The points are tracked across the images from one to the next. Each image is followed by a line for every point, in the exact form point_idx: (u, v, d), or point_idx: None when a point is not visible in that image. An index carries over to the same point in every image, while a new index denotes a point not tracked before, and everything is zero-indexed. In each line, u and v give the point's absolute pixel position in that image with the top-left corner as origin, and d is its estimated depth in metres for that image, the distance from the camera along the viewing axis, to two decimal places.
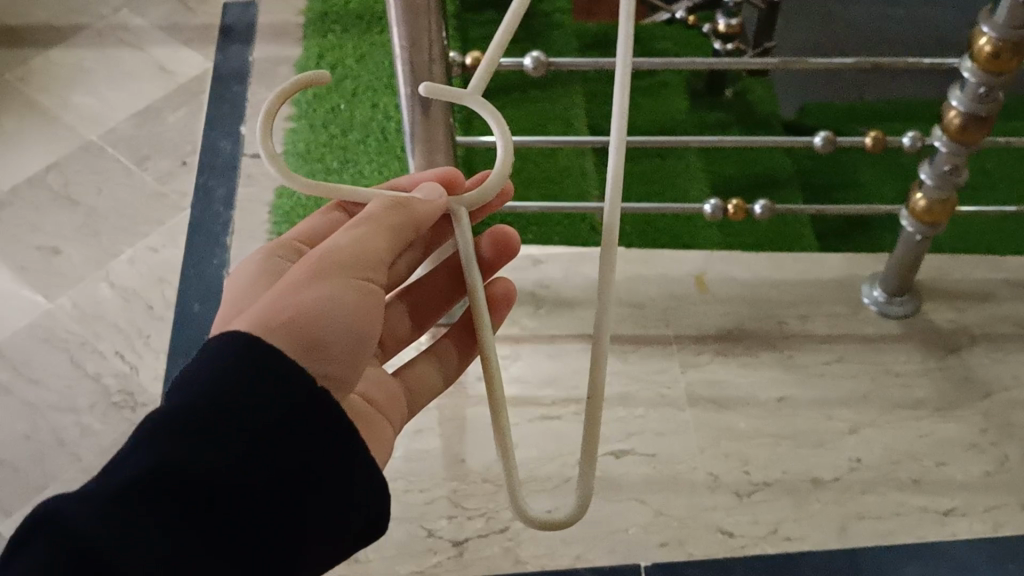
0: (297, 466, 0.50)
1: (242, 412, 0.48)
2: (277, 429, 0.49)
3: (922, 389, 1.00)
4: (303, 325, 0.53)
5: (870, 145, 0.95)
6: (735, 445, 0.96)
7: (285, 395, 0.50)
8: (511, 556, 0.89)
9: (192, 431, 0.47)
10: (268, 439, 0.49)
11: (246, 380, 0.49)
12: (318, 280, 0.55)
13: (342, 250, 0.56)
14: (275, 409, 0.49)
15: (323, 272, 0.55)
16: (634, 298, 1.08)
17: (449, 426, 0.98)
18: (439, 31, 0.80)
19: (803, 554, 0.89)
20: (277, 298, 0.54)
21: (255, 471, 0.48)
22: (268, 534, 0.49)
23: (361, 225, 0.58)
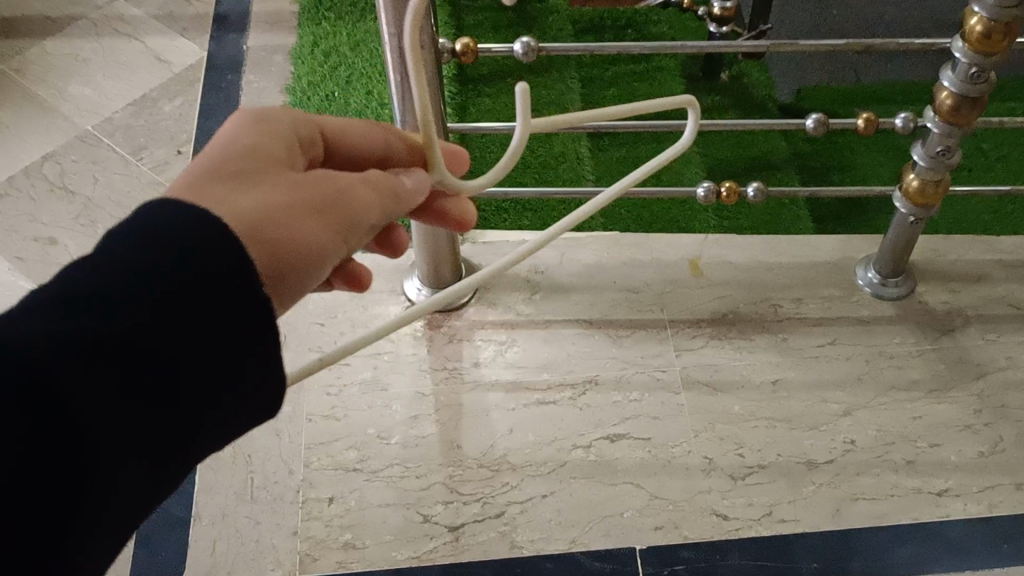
0: (226, 337, 0.40)
1: (175, 263, 0.38)
2: (212, 292, 0.39)
3: (917, 370, 1.00)
4: (275, 259, 0.44)
5: (862, 127, 0.95)
6: (730, 428, 0.97)
7: (228, 259, 0.40)
8: (507, 541, 0.90)
9: (114, 280, 0.37)
10: (201, 305, 0.39)
11: (186, 233, 0.39)
12: (312, 218, 0.46)
13: (348, 198, 0.47)
14: (213, 268, 0.39)
15: (322, 211, 0.46)
16: (629, 282, 1.08)
17: (445, 412, 0.98)
18: (426, 17, 0.81)
19: (798, 536, 0.90)
20: (267, 212, 0.44)
21: (180, 339, 0.38)
22: (188, 408, 0.39)
23: (375, 181, 0.49)
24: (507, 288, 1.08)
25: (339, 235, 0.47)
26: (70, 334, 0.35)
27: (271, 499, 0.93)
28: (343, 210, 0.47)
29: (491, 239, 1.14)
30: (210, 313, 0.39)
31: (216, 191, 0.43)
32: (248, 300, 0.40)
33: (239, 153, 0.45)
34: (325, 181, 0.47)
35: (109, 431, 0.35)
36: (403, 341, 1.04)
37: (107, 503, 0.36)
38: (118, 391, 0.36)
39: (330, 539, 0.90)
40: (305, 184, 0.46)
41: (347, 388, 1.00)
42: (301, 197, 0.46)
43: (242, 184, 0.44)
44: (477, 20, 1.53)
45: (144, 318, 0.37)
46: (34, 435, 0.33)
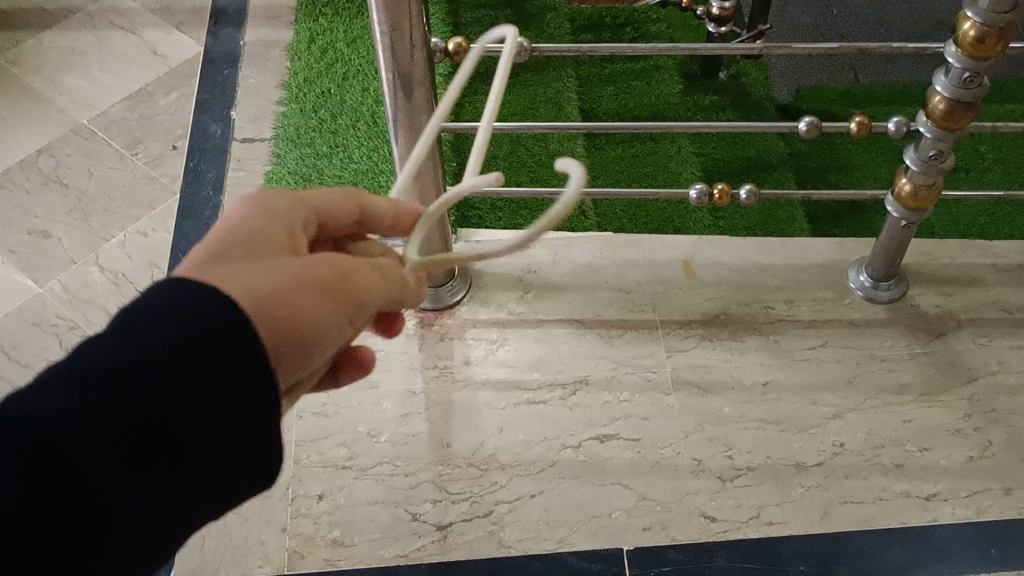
0: (228, 411, 0.44)
1: (182, 345, 0.42)
2: (215, 371, 0.43)
3: (907, 373, 1.00)
4: (278, 338, 0.46)
5: (855, 130, 0.94)
6: (720, 429, 0.97)
7: (232, 341, 0.44)
8: (495, 540, 0.90)
9: (129, 359, 0.41)
10: (206, 382, 0.43)
11: (194, 313, 0.43)
12: (319, 296, 0.47)
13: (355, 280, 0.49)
14: (219, 349, 0.43)
15: (328, 291, 0.48)
16: (622, 282, 1.08)
17: (435, 410, 0.98)
18: (419, 17, 0.80)
19: (785, 538, 0.90)
20: (272, 290, 0.46)
21: (186, 414, 0.43)
22: (199, 473, 0.44)
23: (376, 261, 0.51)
24: (499, 287, 1.08)
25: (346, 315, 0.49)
26: (88, 414, 0.39)
27: (260, 496, 0.93)
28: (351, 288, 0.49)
29: (485, 238, 1.14)
30: (213, 391, 0.43)
31: (219, 273, 0.46)
32: (248, 379, 0.44)
33: (246, 238, 0.48)
34: (329, 261, 0.49)
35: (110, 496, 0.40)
36: (395, 339, 1.04)
37: (112, 559, 0.41)
38: (121, 462, 0.40)
39: (318, 537, 0.90)
40: (314, 263, 0.48)
41: (338, 385, 1.00)
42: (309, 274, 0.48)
43: (245, 265, 0.47)
44: (476, 17, 1.52)
45: (152, 395, 0.41)
46: (44, 504, 0.38)
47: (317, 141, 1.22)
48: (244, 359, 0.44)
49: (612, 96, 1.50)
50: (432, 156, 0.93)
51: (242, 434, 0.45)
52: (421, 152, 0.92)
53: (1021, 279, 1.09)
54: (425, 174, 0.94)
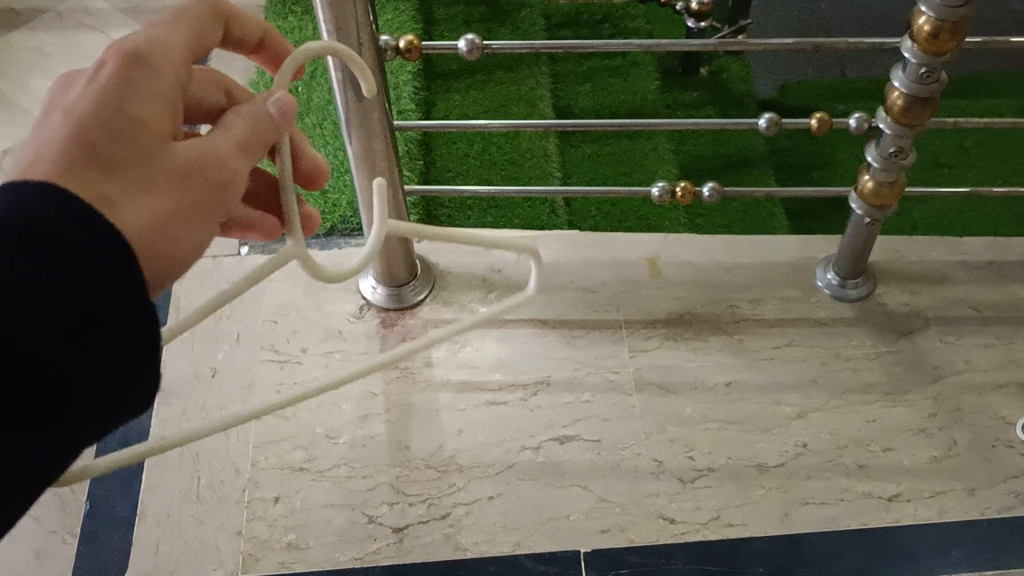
0: (87, 324, 0.41)
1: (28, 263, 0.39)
2: (78, 284, 0.40)
3: (872, 372, 0.99)
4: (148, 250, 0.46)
5: (815, 127, 0.92)
6: (681, 431, 0.96)
7: (83, 248, 0.41)
8: (451, 543, 0.89)
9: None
10: (56, 295, 0.40)
11: (38, 218, 0.40)
12: (196, 213, 0.48)
13: (231, 188, 0.49)
14: (67, 260, 0.40)
15: (203, 209, 0.48)
16: (586, 282, 1.07)
17: (394, 412, 0.98)
18: (365, 17, 0.80)
19: (745, 540, 0.89)
20: (155, 218, 0.46)
21: (42, 333, 0.39)
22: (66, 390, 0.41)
23: (252, 156, 0.50)
24: (461, 287, 1.07)
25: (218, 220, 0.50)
26: None
27: (216, 499, 0.92)
28: (226, 197, 0.49)
29: (449, 237, 1.13)
30: (66, 305, 0.40)
31: (101, 188, 0.44)
32: (107, 290, 0.42)
33: (128, 130, 0.45)
34: (210, 171, 0.48)
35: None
36: (357, 340, 1.03)
37: None
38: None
39: (273, 540, 0.90)
40: (194, 174, 0.47)
41: (298, 387, 0.99)
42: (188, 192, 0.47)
43: (128, 179, 0.45)
44: (449, 15, 1.51)
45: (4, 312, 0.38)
46: None
47: None
48: (110, 270, 0.42)
49: (589, 93, 1.49)
50: (387, 157, 0.92)
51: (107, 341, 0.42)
52: (376, 154, 0.91)
53: (990, 277, 1.07)
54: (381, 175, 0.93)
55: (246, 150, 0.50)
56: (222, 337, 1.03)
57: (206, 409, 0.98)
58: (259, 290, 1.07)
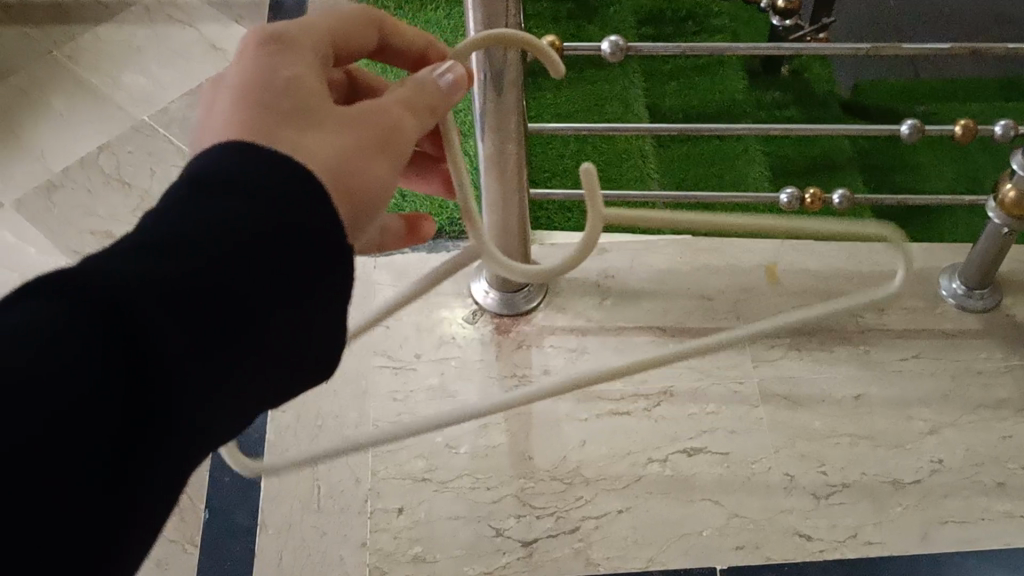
0: (286, 277, 0.44)
1: (219, 208, 0.42)
2: (282, 235, 0.43)
3: (1005, 387, 0.97)
4: (345, 193, 0.48)
5: (960, 135, 0.89)
6: (811, 445, 0.93)
7: (283, 204, 0.44)
8: (582, 558, 0.87)
9: (170, 234, 0.41)
10: (263, 246, 0.43)
11: (241, 178, 0.43)
12: (376, 149, 0.50)
13: (403, 128, 0.52)
14: (269, 212, 0.43)
15: (382, 145, 0.51)
16: (703, 289, 1.05)
17: (515, 420, 0.95)
18: (515, 17, 0.77)
19: (885, 559, 0.86)
20: (339, 152, 0.48)
21: (245, 269, 0.42)
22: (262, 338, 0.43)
23: (419, 104, 0.53)
24: (576, 293, 1.04)
25: (398, 159, 0.52)
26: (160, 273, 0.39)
27: (337, 509, 0.90)
28: (399, 136, 0.52)
29: (560, 242, 1.11)
30: (268, 256, 0.43)
31: (284, 135, 0.47)
32: (298, 240, 0.44)
33: (291, 87, 0.49)
34: (377, 113, 0.51)
35: (196, 361, 0.39)
36: (471, 346, 1.00)
37: (190, 429, 0.40)
38: (198, 332, 0.40)
39: (399, 553, 0.87)
40: (364, 117, 0.51)
41: (414, 395, 0.97)
42: (364, 129, 0.50)
43: (307, 122, 0.48)
44: (537, 12, 1.49)
45: (205, 262, 0.41)
46: (119, 363, 0.37)
47: None
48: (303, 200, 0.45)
49: (675, 92, 1.46)
50: (518, 160, 0.89)
51: (302, 293, 0.45)
52: (507, 156, 0.88)
53: None
54: (509, 178, 0.90)
55: (410, 104, 0.53)
56: None
57: (321, 418, 0.96)
58: (367, 293, 1.05)
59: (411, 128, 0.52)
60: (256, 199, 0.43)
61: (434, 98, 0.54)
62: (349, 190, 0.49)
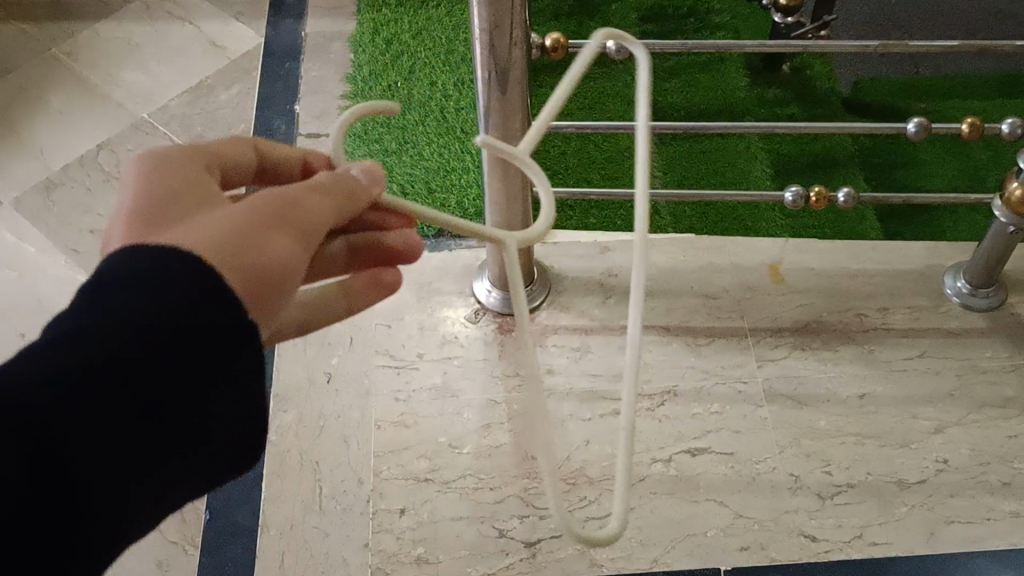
0: (213, 366, 0.42)
1: (142, 298, 0.39)
2: (206, 330, 0.41)
3: (1011, 386, 0.96)
4: (245, 272, 0.43)
5: (967, 132, 0.88)
6: (816, 444, 0.93)
7: (207, 300, 0.41)
8: (587, 558, 0.86)
9: (94, 328, 0.38)
10: (192, 339, 0.41)
11: (161, 270, 0.40)
12: (270, 228, 0.45)
13: (306, 207, 0.47)
14: (196, 308, 0.40)
15: (277, 224, 0.46)
16: (706, 288, 1.04)
17: (518, 420, 0.95)
18: (521, 12, 0.76)
19: (891, 559, 0.86)
20: (217, 231, 0.43)
21: (151, 375, 0.40)
22: (183, 426, 0.42)
23: (330, 187, 0.49)
24: (579, 292, 1.04)
25: (303, 242, 0.47)
26: (74, 382, 0.37)
27: (340, 509, 0.89)
28: (300, 217, 0.47)
29: (562, 240, 1.09)
30: (194, 349, 0.41)
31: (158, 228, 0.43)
32: (228, 328, 0.42)
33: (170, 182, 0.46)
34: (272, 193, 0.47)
35: (94, 480, 0.38)
36: (474, 346, 1.00)
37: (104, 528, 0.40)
38: (108, 440, 0.38)
39: (402, 553, 0.87)
40: (262, 200, 0.46)
41: (417, 394, 0.96)
42: (256, 207, 0.46)
43: (186, 218, 0.44)
44: (539, 9, 1.50)
45: (122, 360, 0.39)
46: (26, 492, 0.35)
47: (386, 137, 1.16)
48: (202, 299, 0.41)
49: (678, 90, 1.47)
50: (522, 158, 0.88)
51: (224, 382, 0.43)
52: (512, 155, 0.87)
53: None
54: (514, 177, 0.89)
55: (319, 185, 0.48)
56: (336, 342, 1.01)
57: (322, 416, 0.95)
58: None
59: (316, 208, 0.48)
60: (174, 294, 0.40)
61: (340, 181, 0.50)
62: (247, 269, 0.44)
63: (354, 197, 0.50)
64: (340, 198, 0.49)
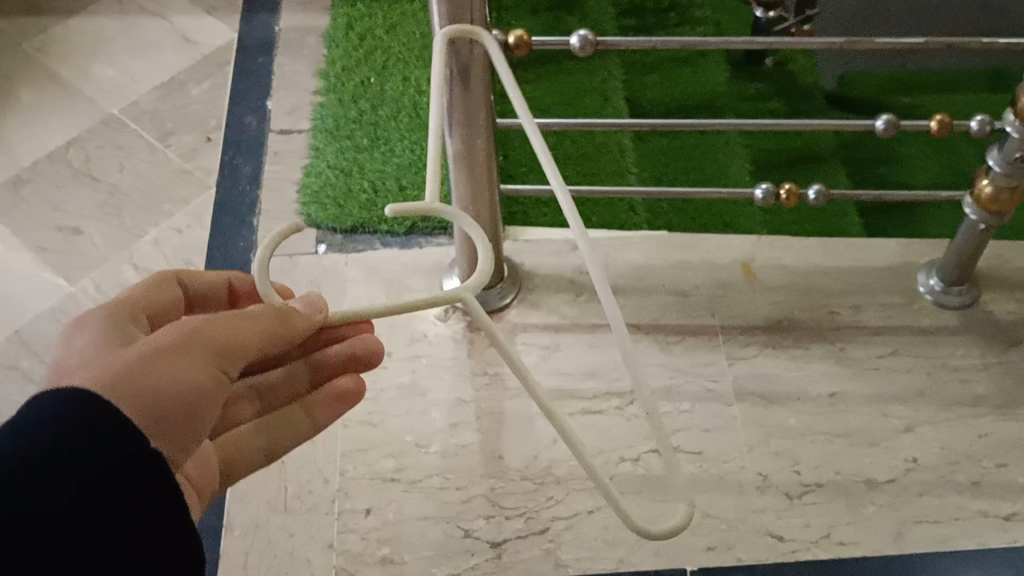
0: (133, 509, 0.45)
1: (55, 452, 0.42)
2: (119, 474, 0.44)
3: (982, 385, 0.95)
4: (136, 392, 0.47)
5: (935, 129, 0.88)
6: (786, 443, 0.92)
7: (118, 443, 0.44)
8: (552, 558, 0.86)
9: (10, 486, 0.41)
10: (109, 485, 0.43)
11: (76, 419, 0.44)
12: (178, 354, 0.49)
13: (211, 330, 0.51)
14: (107, 454, 0.44)
15: (185, 349, 0.50)
16: (678, 285, 1.03)
17: (486, 420, 0.94)
18: (481, 10, 0.75)
19: (857, 559, 0.86)
20: (122, 364, 0.48)
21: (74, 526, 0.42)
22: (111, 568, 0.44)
23: (247, 314, 0.53)
24: (550, 290, 1.03)
25: (209, 363, 0.50)
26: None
27: (305, 509, 0.89)
28: (210, 339, 0.51)
29: (534, 238, 1.09)
30: (112, 494, 0.44)
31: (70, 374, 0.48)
32: (141, 473, 0.45)
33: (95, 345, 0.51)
34: (179, 325, 0.51)
35: None
36: (443, 344, 0.99)
37: None
38: None
39: (367, 554, 0.86)
40: (169, 331, 0.50)
41: (385, 393, 0.96)
42: (162, 339, 0.50)
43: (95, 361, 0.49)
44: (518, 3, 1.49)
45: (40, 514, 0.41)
46: None
47: (357, 133, 1.15)
48: (101, 433, 0.44)
49: (657, 84, 1.45)
50: (487, 156, 0.87)
51: (145, 524, 0.46)
52: (476, 154, 0.86)
53: None
54: (480, 178, 0.89)
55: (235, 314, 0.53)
56: None
57: None
58: (339, 291, 1.00)
59: (229, 331, 0.51)
60: (88, 446, 0.43)
61: (263, 309, 0.54)
62: (138, 390, 0.47)
63: (281, 321, 0.54)
64: (261, 317, 0.53)
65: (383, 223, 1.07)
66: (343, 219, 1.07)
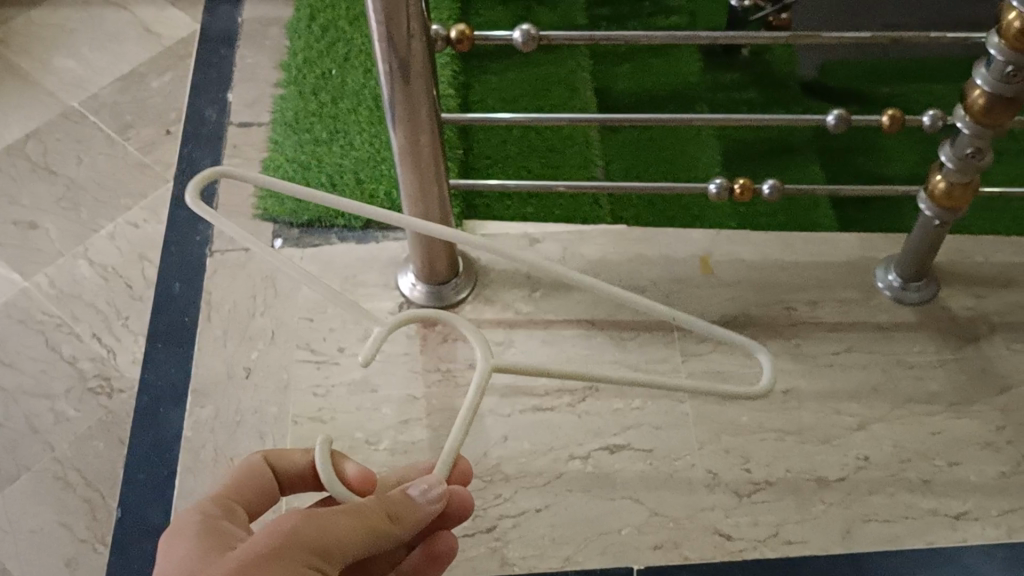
0: None
1: None
2: None
3: (936, 381, 0.95)
4: None
5: (887, 124, 0.87)
6: (736, 440, 0.92)
7: None
8: (498, 557, 0.86)
9: None
10: None
11: None
12: (277, 559, 0.49)
13: (323, 532, 0.51)
14: None
15: (281, 553, 0.49)
16: (634, 280, 1.03)
17: (436, 417, 0.92)
18: (417, 4, 0.74)
19: (804, 558, 0.85)
20: None
21: None
22: None
23: (358, 511, 0.53)
24: (506, 284, 1.03)
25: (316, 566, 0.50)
26: None
27: None
28: (310, 540, 0.50)
29: (492, 232, 1.09)
30: None
31: None
32: None
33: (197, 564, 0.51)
34: (279, 523, 0.50)
35: None
36: (396, 340, 0.97)
37: None
38: None
39: None
40: (280, 528, 0.50)
41: (336, 389, 0.94)
42: (261, 543, 0.49)
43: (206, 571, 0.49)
44: None
45: None
46: None
47: (316, 126, 1.14)
48: None
49: (629, 74, 1.44)
50: (432, 151, 0.87)
51: None
52: (421, 149, 0.86)
53: None
54: (426, 169, 0.88)
55: (347, 510, 0.53)
56: (256, 335, 0.98)
57: (242, 411, 0.93)
58: (294, 288, 1.01)
59: (326, 530, 0.51)
60: None
61: (370, 505, 0.54)
62: None
63: (393, 519, 0.55)
64: (364, 511, 0.54)
65: (339, 217, 1.07)
66: (300, 213, 1.07)
